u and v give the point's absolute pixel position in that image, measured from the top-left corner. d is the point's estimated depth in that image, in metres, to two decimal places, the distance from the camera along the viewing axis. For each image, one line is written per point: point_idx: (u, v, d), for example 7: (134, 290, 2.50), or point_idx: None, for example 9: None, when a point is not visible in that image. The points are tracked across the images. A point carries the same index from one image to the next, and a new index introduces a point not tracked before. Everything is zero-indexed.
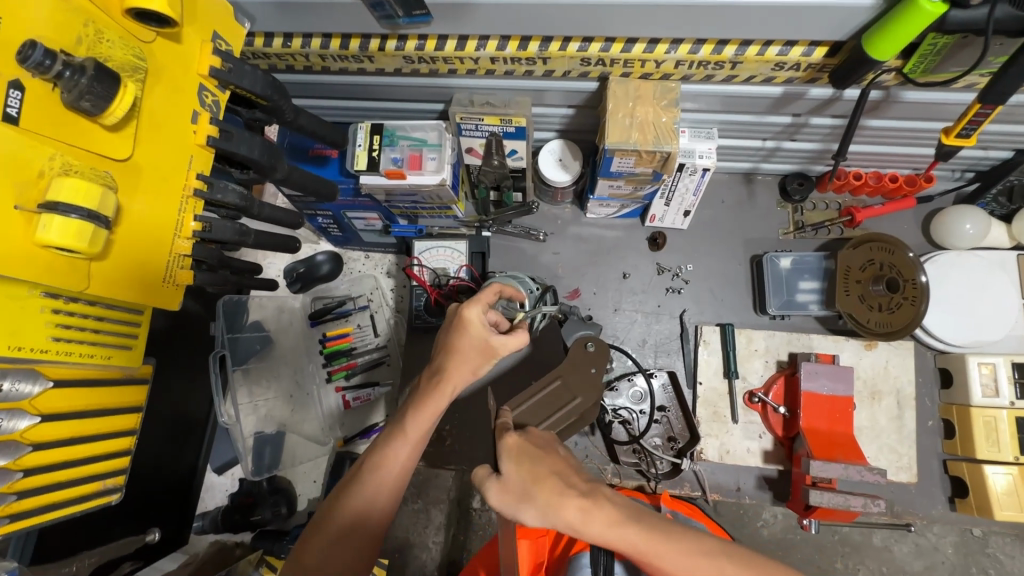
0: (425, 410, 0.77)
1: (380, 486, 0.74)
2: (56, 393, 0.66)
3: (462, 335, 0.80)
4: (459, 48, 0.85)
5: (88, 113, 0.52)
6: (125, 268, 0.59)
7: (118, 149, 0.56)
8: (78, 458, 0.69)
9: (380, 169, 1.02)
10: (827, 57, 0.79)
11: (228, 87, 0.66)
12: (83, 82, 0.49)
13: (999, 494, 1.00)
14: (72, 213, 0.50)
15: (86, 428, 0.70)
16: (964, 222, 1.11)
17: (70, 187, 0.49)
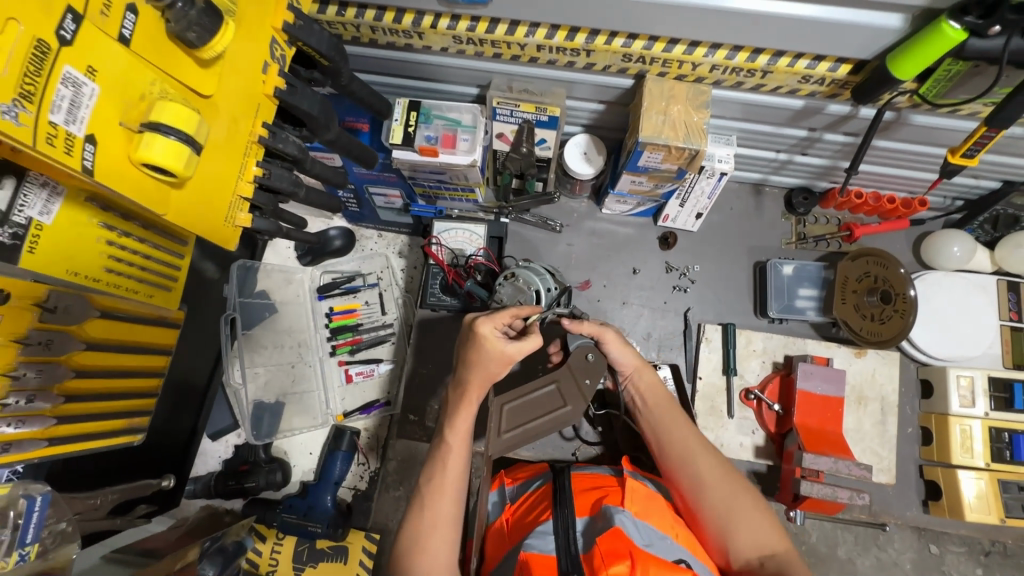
0: (460, 416, 0.90)
1: (443, 497, 0.84)
2: (103, 324, 0.82)
3: (481, 350, 0.90)
4: (509, 33, 0.89)
5: (192, 44, 0.55)
6: (200, 201, 0.61)
7: (205, 84, 0.58)
8: (115, 391, 0.87)
9: (414, 144, 1.05)
10: (850, 74, 0.85)
11: (296, 43, 0.69)
12: (194, 14, 0.53)
13: (969, 497, 1.07)
14: (175, 135, 0.52)
15: (123, 359, 0.87)
16: (953, 244, 1.19)
17: (175, 111, 0.52)
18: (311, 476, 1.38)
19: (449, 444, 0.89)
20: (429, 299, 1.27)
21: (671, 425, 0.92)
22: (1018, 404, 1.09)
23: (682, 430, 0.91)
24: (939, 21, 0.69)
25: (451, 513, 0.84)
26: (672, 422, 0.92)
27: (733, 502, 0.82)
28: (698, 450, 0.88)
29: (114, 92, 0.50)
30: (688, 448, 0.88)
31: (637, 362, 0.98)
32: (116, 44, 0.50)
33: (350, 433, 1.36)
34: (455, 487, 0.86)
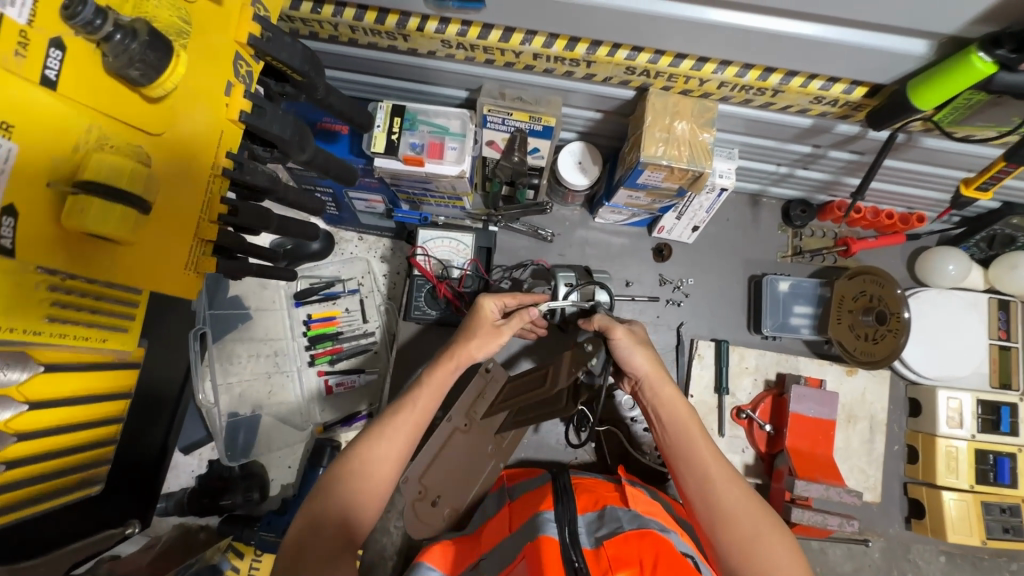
0: (438, 372, 0.86)
1: (390, 438, 0.78)
2: (43, 380, 0.69)
3: (476, 320, 0.91)
4: (504, 39, 0.81)
5: (135, 82, 0.49)
6: (151, 253, 0.53)
7: (153, 122, 0.52)
8: (59, 448, 0.75)
9: (398, 153, 0.97)
10: (865, 97, 0.80)
11: (264, 58, 0.61)
12: (134, 47, 0.46)
13: (952, 518, 1.08)
14: (108, 194, 0.46)
15: (70, 415, 0.75)
16: (947, 263, 1.18)
17: (111, 163, 0.46)
18: (289, 491, 1.33)
19: (417, 393, 0.83)
20: (413, 312, 1.20)
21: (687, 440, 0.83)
22: (1003, 426, 1.11)
23: (697, 445, 0.82)
24: (969, 52, 0.65)
25: (393, 456, 0.78)
26: (690, 436, 0.83)
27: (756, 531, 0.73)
28: (717, 470, 0.79)
29: (38, 146, 0.45)
30: (707, 470, 0.79)
31: (652, 369, 0.89)
32: (38, 90, 0.44)
33: (331, 448, 1.31)
34: (406, 434, 0.80)
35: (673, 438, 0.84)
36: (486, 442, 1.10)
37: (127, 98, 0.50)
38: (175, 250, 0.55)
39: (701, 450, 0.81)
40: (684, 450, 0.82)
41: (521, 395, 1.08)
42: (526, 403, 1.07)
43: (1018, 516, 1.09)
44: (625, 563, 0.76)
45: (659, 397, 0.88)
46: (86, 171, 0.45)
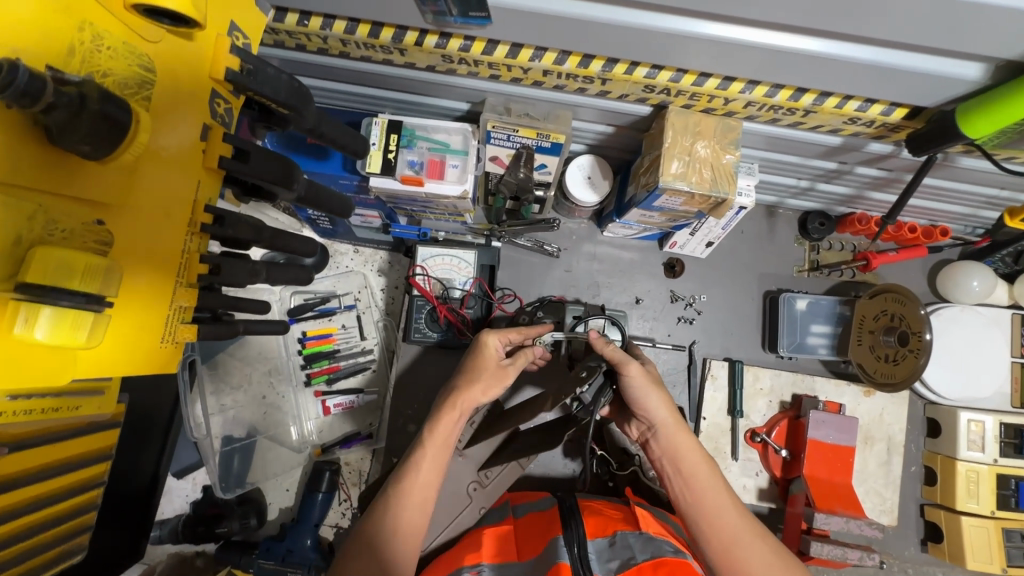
0: (442, 424, 0.87)
1: (410, 503, 0.80)
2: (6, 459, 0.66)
3: (480, 361, 0.93)
4: (511, 56, 0.74)
5: (86, 157, 0.41)
6: (121, 337, 0.47)
7: (113, 190, 0.45)
8: (33, 526, 0.72)
9: (395, 174, 0.90)
10: (905, 119, 0.74)
11: (244, 93, 0.55)
12: (78, 121, 0.39)
13: (972, 545, 1.05)
14: (65, 300, 0.40)
15: (40, 490, 0.72)
16: (973, 279, 1.13)
17: (66, 260, 0.39)
18: (288, 515, 1.30)
19: (426, 450, 0.84)
20: (413, 334, 1.13)
21: (708, 494, 0.81)
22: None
23: (717, 501, 0.80)
24: None
25: (417, 522, 0.80)
26: (711, 490, 0.81)
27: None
28: (738, 527, 0.78)
29: None
30: (731, 530, 0.78)
31: (669, 416, 0.86)
32: None
33: (330, 472, 1.26)
34: (424, 496, 0.82)
35: (691, 492, 0.82)
36: (467, 476, 1.03)
37: (77, 171, 0.42)
38: (144, 325, 0.48)
39: (721, 505, 0.80)
40: (704, 505, 0.81)
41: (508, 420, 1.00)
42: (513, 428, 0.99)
43: None
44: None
45: (675, 445, 0.85)
46: (30, 275, 0.38)
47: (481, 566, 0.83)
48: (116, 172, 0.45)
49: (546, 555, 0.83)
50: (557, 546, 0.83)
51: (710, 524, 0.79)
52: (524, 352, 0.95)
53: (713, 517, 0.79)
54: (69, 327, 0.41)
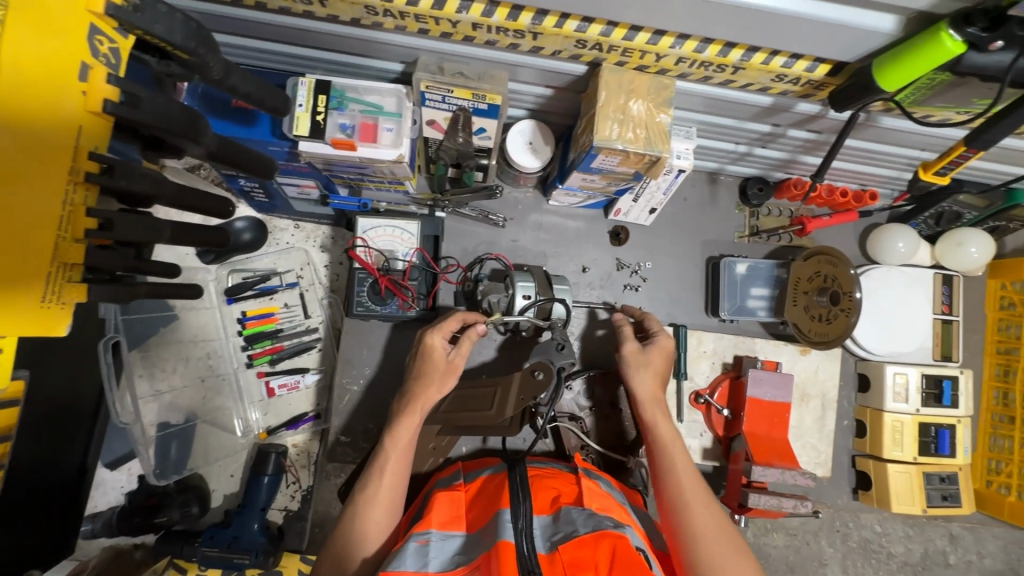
0: (402, 430, 0.90)
1: (378, 508, 0.85)
2: None
3: (429, 362, 0.94)
4: (437, 7, 0.71)
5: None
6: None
7: None
8: None
9: (325, 136, 0.86)
10: (828, 75, 0.75)
11: (133, 32, 0.50)
12: None
13: (896, 490, 1.13)
14: None
15: None
16: (898, 240, 1.18)
17: None
18: (232, 501, 1.26)
19: (388, 456, 0.88)
20: (356, 308, 1.09)
21: (676, 452, 0.88)
22: (945, 399, 1.15)
23: (683, 461, 0.87)
24: (938, 30, 0.60)
25: (384, 523, 0.85)
26: (681, 453, 0.88)
27: (726, 547, 0.77)
28: (698, 486, 0.84)
29: None
30: (680, 479, 0.84)
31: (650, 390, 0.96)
32: None
33: (275, 455, 1.22)
34: (391, 499, 0.86)
35: (668, 450, 0.89)
36: (429, 440, 1.08)
37: None
38: (24, 284, 0.47)
39: (687, 466, 0.86)
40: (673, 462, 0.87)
41: (462, 411, 1.00)
42: (465, 420, 0.99)
43: (955, 484, 1.15)
44: (581, 569, 0.73)
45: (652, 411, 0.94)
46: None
47: (429, 534, 0.83)
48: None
49: (491, 533, 0.81)
50: (502, 523, 0.81)
51: (676, 479, 0.85)
52: (467, 335, 0.96)
53: (679, 473, 0.85)
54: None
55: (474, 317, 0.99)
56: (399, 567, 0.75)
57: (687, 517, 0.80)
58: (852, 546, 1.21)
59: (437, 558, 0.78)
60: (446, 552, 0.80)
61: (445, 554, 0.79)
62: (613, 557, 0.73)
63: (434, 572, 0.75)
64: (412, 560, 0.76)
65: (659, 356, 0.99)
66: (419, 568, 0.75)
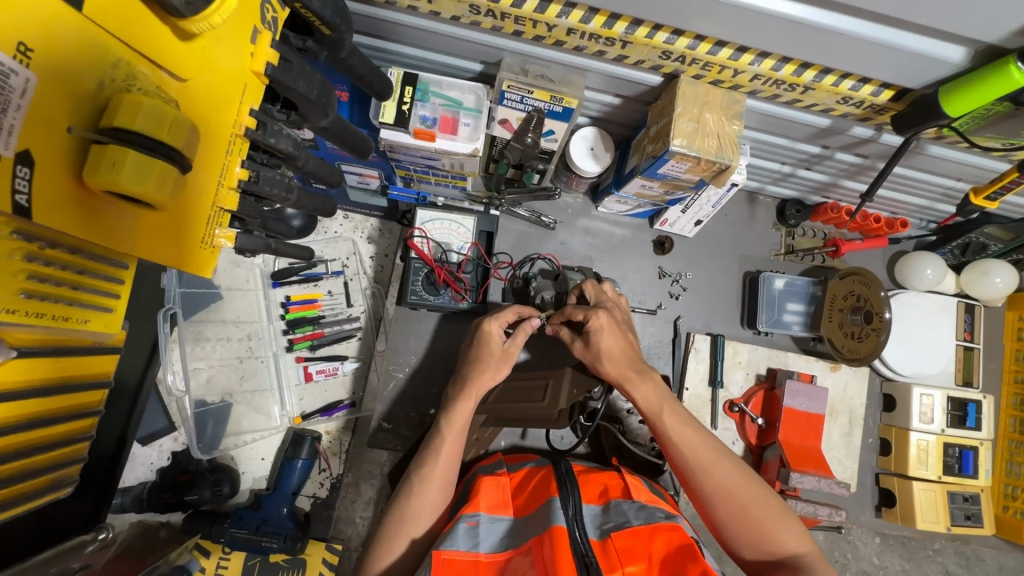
0: (458, 413, 0.89)
1: (434, 488, 0.84)
2: (16, 364, 0.59)
3: (485, 348, 0.94)
4: (540, 10, 0.76)
5: (176, 11, 0.41)
6: (176, 221, 0.48)
7: (184, 66, 0.45)
8: (26, 470, 0.66)
9: (408, 126, 0.89)
10: (891, 100, 0.81)
11: (291, 4, 0.54)
12: None
13: (920, 508, 1.16)
14: (150, 151, 0.41)
15: (27, 409, 0.63)
16: (926, 266, 1.24)
17: (159, 119, 0.41)
18: (262, 484, 1.25)
19: (444, 438, 0.88)
20: (409, 296, 1.12)
21: (688, 435, 0.83)
22: (969, 421, 1.20)
23: (658, 398, 0.86)
24: (1007, 62, 0.66)
25: (436, 502, 0.84)
26: (690, 432, 0.83)
27: (771, 518, 0.77)
28: (724, 460, 0.81)
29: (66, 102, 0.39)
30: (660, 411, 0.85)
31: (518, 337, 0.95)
32: (63, 8, 0.37)
33: (311, 439, 1.22)
34: (446, 480, 0.86)
35: (676, 432, 0.83)
36: (473, 430, 1.07)
37: (155, 35, 0.43)
38: (196, 223, 0.50)
39: (705, 443, 0.82)
40: (687, 445, 0.82)
41: (510, 402, 1.03)
42: (517, 411, 1.01)
43: (976, 504, 1.19)
44: (633, 558, 0.73)
45: (652, 402, 0.86)
46: (119, 120, 0.39)
47: (479, 515, 0.82)
48: (186, 46, 0.45)
49: (542, 518, 0.79)
50: (553, 509, 0.79)
51: (696, 465, 0.81)
52: (522, 327, 0.97)
53: (698, 460, 0.81)
54: (155, 181, 0.41)
55: (530, 310, 1.00)
56: (451, 546, 0.75)
57: (716, 504, 0.79)
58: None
59: (488, 540, 0.79)
60: (495, 534, 0.80)
61: (494, 537, 0.80)
62: (668, 553, 0.73)
63: (486, 553, 0.75)
64: (463, 541, 0.76)
65: (619, 342, 0.89)
66: (470, 548, 0.76)
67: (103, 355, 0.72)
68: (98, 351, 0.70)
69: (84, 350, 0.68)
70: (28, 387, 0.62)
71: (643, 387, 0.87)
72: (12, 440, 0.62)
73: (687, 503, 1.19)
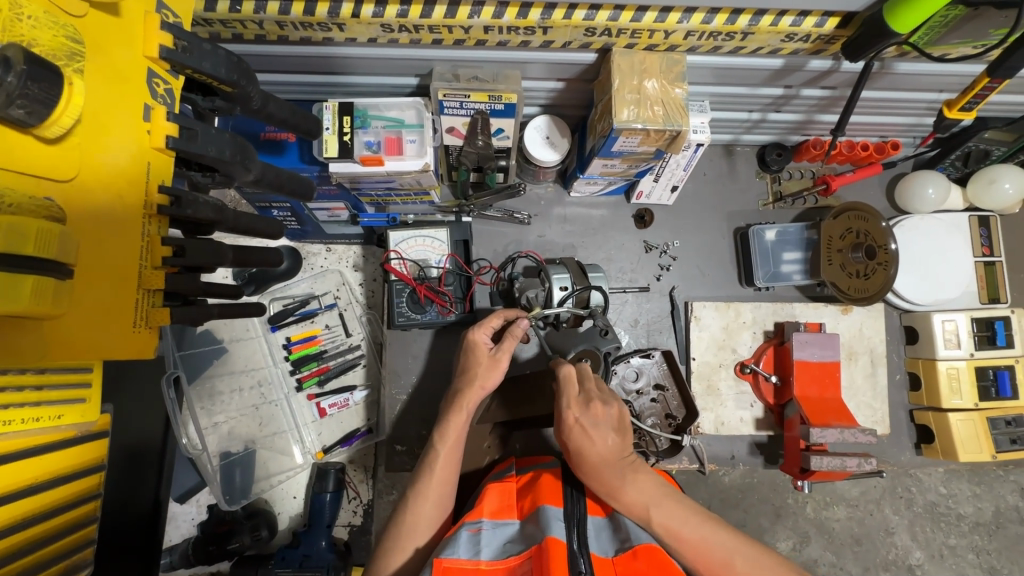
0: (449, 427, 0.89)
1: (429, 504, 0.84)
2: (6, 468, 0.67)
3: (474, 357, 0.96)
4: (450, 15, 0.75)
5: (21, 122, 0.43)
6: (90, 314, 0.49)
7: (61, 166, 0.47)
8: (33, 567, 0.72)
9: (354, 155, 0.89)
10: (838, 28, 0.76)
11: (183, 72, 0.55)
12: (13, 81, 0.40)
13: (961, 439, 1.11)
14: (18, 266, 0.42)
15: (29, 507, 0.70)
16: (927, 186, 1.16)
17: (18, 231, 0.41)
18: (298, 522, 1.28)
19: (438, 453, 0.87)
20: (397, 319, 1.13)
21: (629, 486, 0.77)
22: (999, 340, 1.14)
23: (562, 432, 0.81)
24: None
25: (432, 517, 0.84)
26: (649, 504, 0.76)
27: (719, 561, 0.73)
28: (689, 516, 0.76)
29: None
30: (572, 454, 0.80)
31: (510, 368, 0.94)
32: None
33: (335, 471, 1.23)
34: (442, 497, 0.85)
35: (642, 517, 0.76)
36: (483, 439, 1.06)
37: (16, 145, 0.44)
38: (121, 312, 0.51)
39: (665, 507, 0.76)
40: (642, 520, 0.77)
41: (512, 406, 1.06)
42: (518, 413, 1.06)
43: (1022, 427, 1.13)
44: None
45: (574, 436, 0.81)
46: None
47: (482, 522, 0.77)
48: (58, 150, 0.47)
49: (538, 528, 0.73)
50: (549, 520, 0.73)
51: (670, 544, 0.75)
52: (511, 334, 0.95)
53: (670, 540, 0.75)
54: (26, 297, 0.43)
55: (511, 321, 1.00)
56: (452, 554, 0.70)
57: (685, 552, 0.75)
58: (916, 510, 1.21)
59: (490, 546, 0.73)
60: (498, 540, 0.74)
61: (498, 542, 0.74)
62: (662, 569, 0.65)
63: (487, 561, 0.69)
64: (465, 549, 0.71)
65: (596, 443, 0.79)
66: (472, 556, 0.70)
67: (92, 442, 0.77)
68: (86, 440, 0.76)
69: (68, 443, 0.74)
70: (14, 491, 0.68)
71: (626, 492, 0.77)
72: (9, 543, 0.69)
73: (714, 474, 1.17)
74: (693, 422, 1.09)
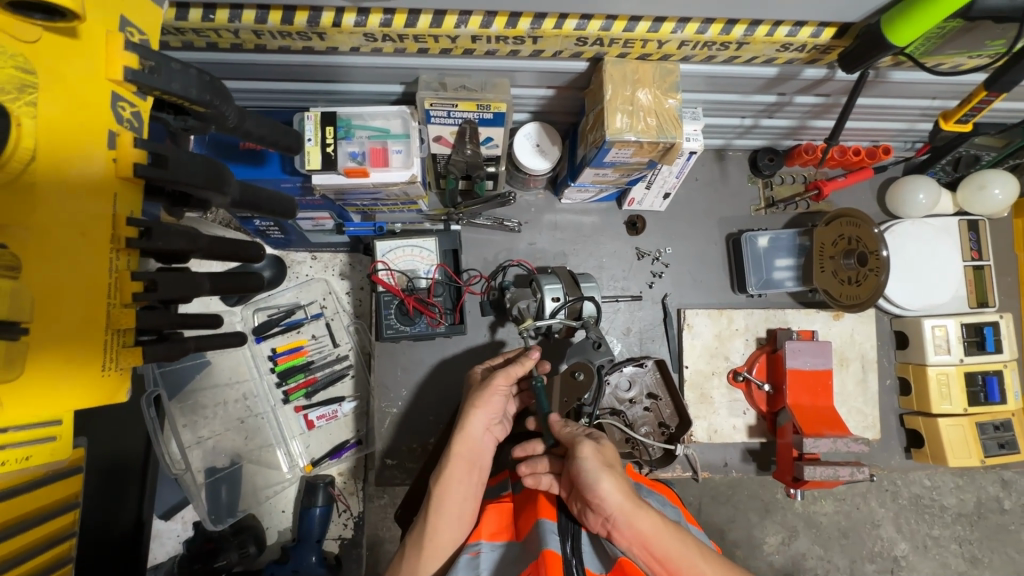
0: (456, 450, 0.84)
1: (426, 553, 0.76)
2: None
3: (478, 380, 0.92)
4: (435, 24, 0.72)
5: None
6: (56, 357, 0.47)
7: (15, 210, 0.44)
8: None
9: (338, 167, 0.85)
10: (834, 38, 0.75)
11: (151, 94, 0.52)
12: None
13: (951, 445, 1.12)
14: None
15: (7, 548, 0.68)
16: (918, 192, 1.16)
17: None
18: (287, 536, 1.26)
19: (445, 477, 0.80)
20: (386, 331, 1.10)
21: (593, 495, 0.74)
22: (988, 345, 1.14)
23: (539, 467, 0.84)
24: None
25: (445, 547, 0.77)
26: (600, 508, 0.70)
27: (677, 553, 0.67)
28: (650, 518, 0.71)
29: None
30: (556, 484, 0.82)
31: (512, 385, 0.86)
32: None
33: (324, 485, 1.21)
34: (440, 544, 0.76)
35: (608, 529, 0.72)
36: None
37: None
38: (87, 356, 0.48)
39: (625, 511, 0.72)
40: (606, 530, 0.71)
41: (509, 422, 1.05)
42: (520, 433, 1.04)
43: (1009, 431, 1.14)
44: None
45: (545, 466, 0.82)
46: None
47: (481, 544, 0.76)
48: (13, 192, 0.44)
49: (534, 543, 0.70)
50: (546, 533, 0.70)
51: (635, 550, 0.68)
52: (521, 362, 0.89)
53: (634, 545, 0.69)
54: None
55: (513, 351, 0.99)
56: None
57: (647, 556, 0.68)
58: (904, 504, 1.22)
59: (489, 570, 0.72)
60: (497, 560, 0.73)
61: (496, 564, 0.73)
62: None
63: None
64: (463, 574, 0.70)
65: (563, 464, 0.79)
66: None
67: (64, 479, 0.75)
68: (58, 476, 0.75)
69: (36, 483, 0.72)
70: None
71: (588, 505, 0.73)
72: None
73: (705, 480, 1.17)
74: (686, 431, 1.09)
